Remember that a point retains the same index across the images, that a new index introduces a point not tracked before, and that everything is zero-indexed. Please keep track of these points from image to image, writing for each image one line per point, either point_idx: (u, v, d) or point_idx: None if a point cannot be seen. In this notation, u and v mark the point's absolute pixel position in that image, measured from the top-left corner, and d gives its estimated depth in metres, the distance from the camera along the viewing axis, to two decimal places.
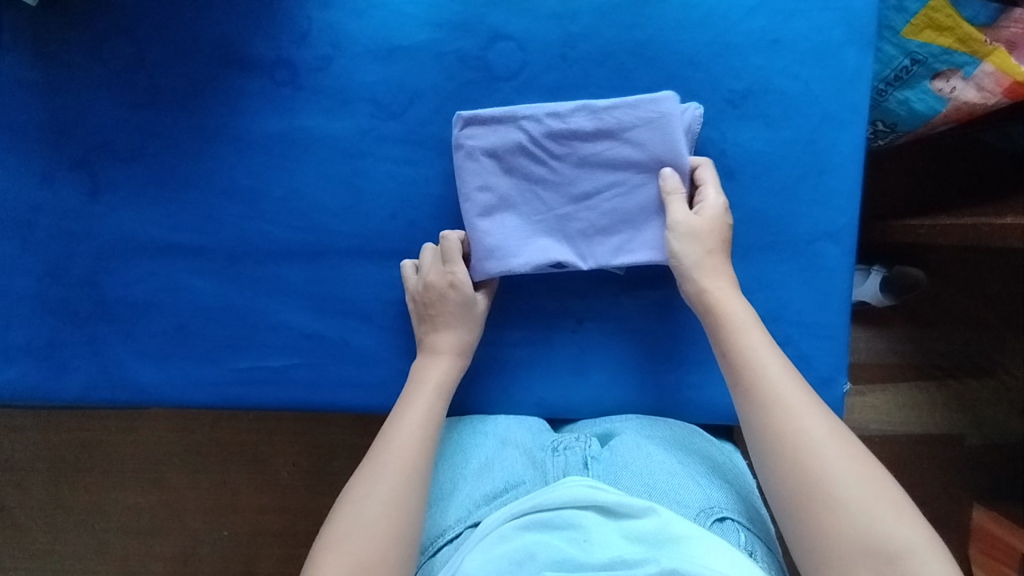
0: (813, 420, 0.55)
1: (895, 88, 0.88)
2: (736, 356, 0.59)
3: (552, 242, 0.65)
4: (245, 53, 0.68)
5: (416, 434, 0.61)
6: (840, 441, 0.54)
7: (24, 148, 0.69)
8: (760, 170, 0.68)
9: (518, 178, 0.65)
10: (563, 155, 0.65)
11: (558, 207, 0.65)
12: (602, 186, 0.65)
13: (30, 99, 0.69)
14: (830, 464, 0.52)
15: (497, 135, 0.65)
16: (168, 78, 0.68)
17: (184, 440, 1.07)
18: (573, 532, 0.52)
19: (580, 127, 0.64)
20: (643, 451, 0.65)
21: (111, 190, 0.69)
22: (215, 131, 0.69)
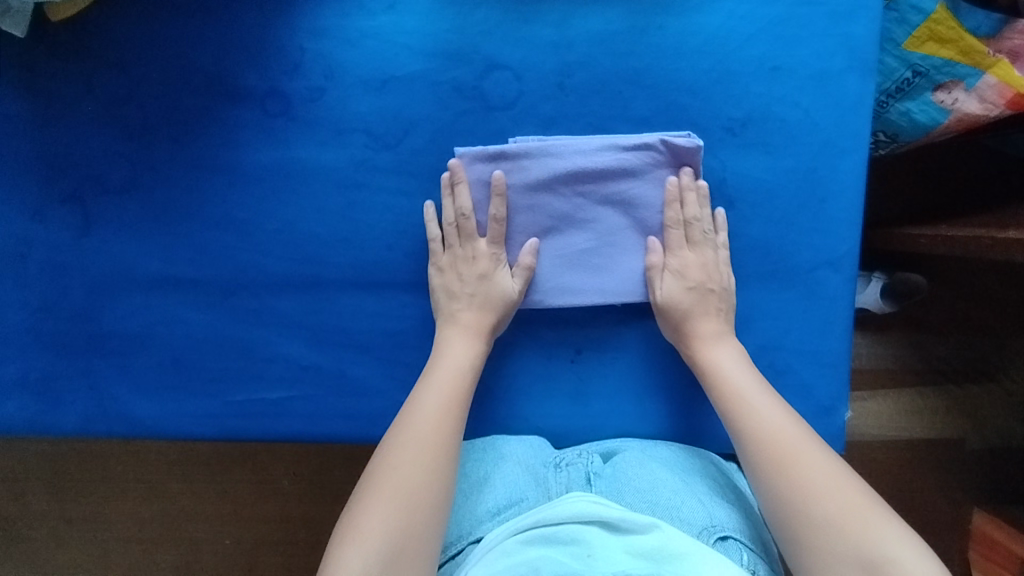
0: (789, 435, 0.57)
1: (896, 99, 0.87)
2: (728, 398, 0.61)
3: (575, 279, 0.67)
4: (237, 84, 0.67)
5: (454, 406, 0.61)
6: (831, 464, 0.55)
7: (14, 181, 0.69)
8: (760, 198, 0.67)
9: (541, 216, 0.66)
10: (586, 194, 0.66)
11: (581, 242, 0.67)
12: (624, 225, 0.67)
13: (18, 131, 0.68)
14: (822, 486, 0.53)
15: (518, 171, 0.65)
16: (159, 110, 0.67)
17: (182, 451, 1.07)
18: (576, 546, 0.52)
19: (604, 165, 0.65)
20: (647, 468, 0.65)
21: (103, 223, 0.69)
22: (207, 163, 0.68)
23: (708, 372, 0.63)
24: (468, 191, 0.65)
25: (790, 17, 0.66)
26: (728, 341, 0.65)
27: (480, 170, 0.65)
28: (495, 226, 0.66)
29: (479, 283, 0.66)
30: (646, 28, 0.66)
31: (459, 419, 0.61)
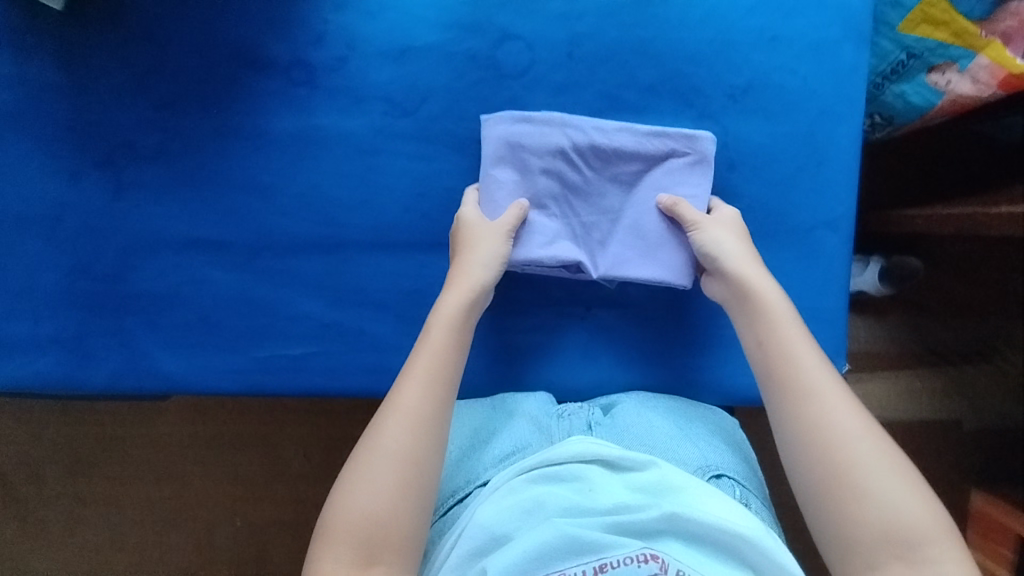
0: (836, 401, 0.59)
1: (892, 81, 0.91)
2: (770, 346, 0.62)
3: (572, 246, 0.68)
4: (263, 55, 0.70)
5: (431, 383, 0.62)
6: (860, 420, 0.58)
7: (49, 147, 0.72)
8: (760, 162, 0.71)
9: (552, 180, 0.68)
10: (598, 168, 0.69)
11: (584, 215, 0.69)
12: (625, 206, 0.69)
13: (54, 99, 0.71)
14: (851, 446, 0.56)
15: (539, 135, 0.68)
16: (189, 78, 0.71)
17: (196, 432, 1.11)
18: (579, 483, 0.59)
19: (620, 145, 0.68)
20: (644, 417, 0.68)
21: (135, 187, 0.72)
22: (234, 130, 0.71)
23: (750, 314, 0.64)
24: (492, 149, 0.68)
25: None
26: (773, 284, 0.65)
27: (505, 129, 0.67)
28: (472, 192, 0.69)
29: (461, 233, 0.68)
30: (651, 0, 0.69)
31: (436, 399, 0.62)
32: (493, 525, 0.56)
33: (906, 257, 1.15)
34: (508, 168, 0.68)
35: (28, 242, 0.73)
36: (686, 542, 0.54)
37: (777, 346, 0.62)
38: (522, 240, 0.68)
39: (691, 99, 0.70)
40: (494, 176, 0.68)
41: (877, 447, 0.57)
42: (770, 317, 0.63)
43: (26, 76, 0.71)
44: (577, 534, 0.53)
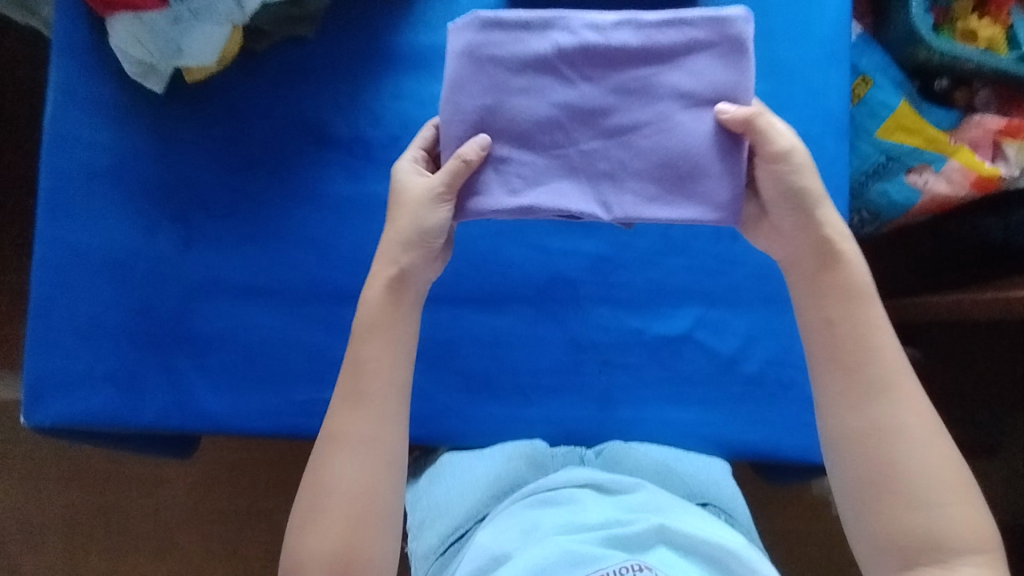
0: (905, 412, 0.58)
1: (876, 178, 1.14)
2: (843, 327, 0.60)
3: (569, 186, 0.63)
4: (328, 133, 0.82)
5: (370, 404, 0.62)
6: (927, 426, 0.58)
7: (133, 203, 0.82)
8: None
9: (542, 99, 0.64)
10: (596, 78, 0.64)
11: (583, 142, 0.64)
12: (644, 122, 0.63)
13: (144, 163, 0.82)
14: (913, 452, 0.57)
15: (518, 43, 0.64)
16: (263, 150, 0.82)
17: (200, 508, 1.18)
18: (572, 504, 0.67)
19: (622, 42, 0.63)
20: (630, 459, 0.76)
21: (204, 240, 0.81)
22: (297, 193, 0.82)
23: (833, 292, 0.61)
24: (467, 58, 0.64)
25: (776, 94, 0.82)
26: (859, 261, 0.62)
27: (485, 34, 0.64)
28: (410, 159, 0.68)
29: (404, 201, 0.65)
30: None
31: (389, 417, 0.62)
32: (494, 546, 0.64)
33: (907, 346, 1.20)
34: (478, 80, 0.64)
35: (99, 285, 0.81)
36: (677, 551, 0.61)
37: (857, 332, 0.60)
38: (487, 188, 0.64)
39: None
40: (463, 88, 0.64)
41: (938, 454, 0.57)
42: (856, 298, 0.61)
43: (123, 143, 0.82)
44: (570, 547, 0.60)
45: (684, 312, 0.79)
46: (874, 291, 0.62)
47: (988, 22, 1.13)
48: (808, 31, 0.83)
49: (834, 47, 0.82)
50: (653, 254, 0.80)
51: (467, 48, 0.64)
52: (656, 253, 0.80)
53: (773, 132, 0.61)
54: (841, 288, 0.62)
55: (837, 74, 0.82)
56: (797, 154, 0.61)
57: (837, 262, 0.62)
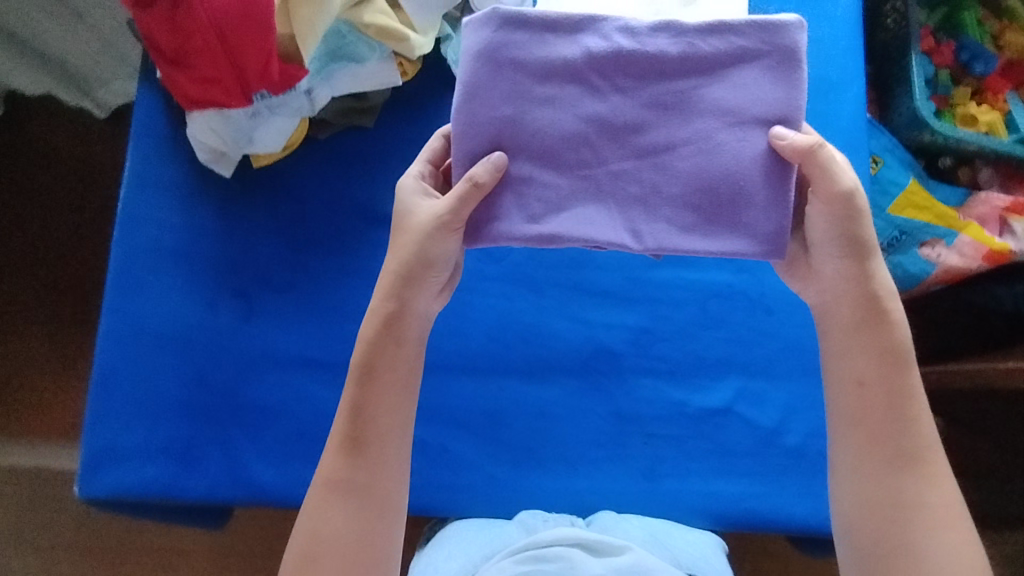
0: (921, 488, 0.60)
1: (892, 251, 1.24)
2: (873, 392, 0.62)
3: (598, 212, 0.64)
4: (383, 214, 0.88)
5: (361, 445, 0.63)
6: (951, 508, 0.59)
7: (197, 279, 0.86)
8: (792, 307, 0.83)
9: (568, 108, 0.64)
10: (628, 89, 0.64)
11: (612, 160, 0.64)
12: (682, 141, 0.63)
13: (210, 241, 0.87)
14: (934, 532, 0.58)
15: (541, 45, 0.63)
16: (322, 230, 0.88)
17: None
18: (562, 562, 0.63)
19: (662, 52, 0.63)
20: (620, 525, 0.76)
21: (263, 314, 0.85)
22: (353, 270, 0.87)
23: (873, 353, 0.62)
24: (487, 58, 0.63)
25: None
26: (902, 324, 0.63)
27: (510, 36, 0.63)
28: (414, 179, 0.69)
29: (411, 222, 0.66)
30: None
31: (382, 454, 0.63)
32: None
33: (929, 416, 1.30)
34: (497, 85, 0.63)
35: (159, 358, 0.84)
36: None
37: (894, 399, 0.61)
38: (505, 214, 0.64)
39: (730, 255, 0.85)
40: (480, 93, 0.63)
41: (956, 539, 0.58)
42: (897, 364, 0.61)
43: (190, 222, 0.88)
44: None
45: (724, 384, 0.82)
46: (914, 355, 0.62)
47: (986, 108, 1.21)
48: (823, 124, 0.91)
49: (849, 137, 0.90)
50: (692, 328, 0.83)
51: (489, 46, 0.63)
52: (695, 327, 0.83)
53: (834, 166, 0.61)
54: (878, 345, 0.62)
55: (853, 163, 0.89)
56: (859, 194, 0.62)
57: (881, 320, 0.62)
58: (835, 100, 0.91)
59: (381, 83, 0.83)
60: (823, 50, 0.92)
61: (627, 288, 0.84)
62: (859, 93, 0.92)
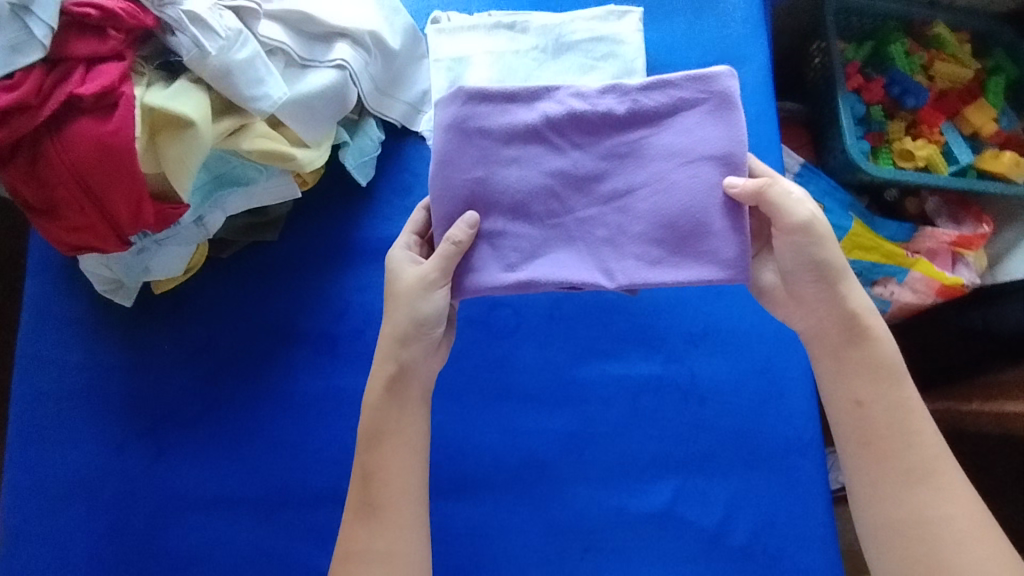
0: (945, 500, 0.59)
1: None
2: (872, 413, 0.62)
3: (573, 256, 0.66)
4: (295, 330, 0.84)
5: (389, 512, 0.64)
6: (973, 517, 0.58)
7: (101, 423, 0.82)
8: (726, 396, 0.80)
9: (535, 168, 0.66)
10: (586, 146, 0.67)
11: (579, 209, 0.67)
12: (639, 185, 0.66)
13: (113, 379, 0.83)
14: (960, 545, 0.57)
15: (502, 114, 0.66)
16: (232, 356, 0.83)
17: None
18: None
19: (610, 110, 0.66)
20: None
21: (173, 453, 0.81)
22: (266, 396, 0.82)
23: (864, 373, 0.62)
24: (453, 130, 0.66)
25: None
26: (886, 337, 0.63)
27: (472, 108, 0.66)
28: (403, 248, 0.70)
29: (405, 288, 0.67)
30: None
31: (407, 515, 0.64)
32: None
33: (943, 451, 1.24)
34: (463, 153, 0.66)
35: (69, 511, 0.81)
36: None
37: (895, 417, 0.61)
38: (482, 265, 0.66)
39: (658, 345, 0.81)
40: (449, 162, 0.65)
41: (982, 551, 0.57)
42: (888, 379, 0.62)
43: (92, 360, 0.84)
44: None
45: (663, 484, 0.78)
46: (905, 368, 0.62)
47: (922, 143, 1.18)
48: None
49: None
50: (624, 427, 0.80)
51: (456, 118, 0.66)
52: (627, 425, 0.80)
53: (787, 201, 0.62)
54: (870, 364, 0.63)
55: None
56: (817, 222, 0.62)
57: (866, 338, 0.63)
58: None
59: (277, 196, 0.80)
60: None
61: (555, 390, 0.81)
62: (776, 161, 0.88)
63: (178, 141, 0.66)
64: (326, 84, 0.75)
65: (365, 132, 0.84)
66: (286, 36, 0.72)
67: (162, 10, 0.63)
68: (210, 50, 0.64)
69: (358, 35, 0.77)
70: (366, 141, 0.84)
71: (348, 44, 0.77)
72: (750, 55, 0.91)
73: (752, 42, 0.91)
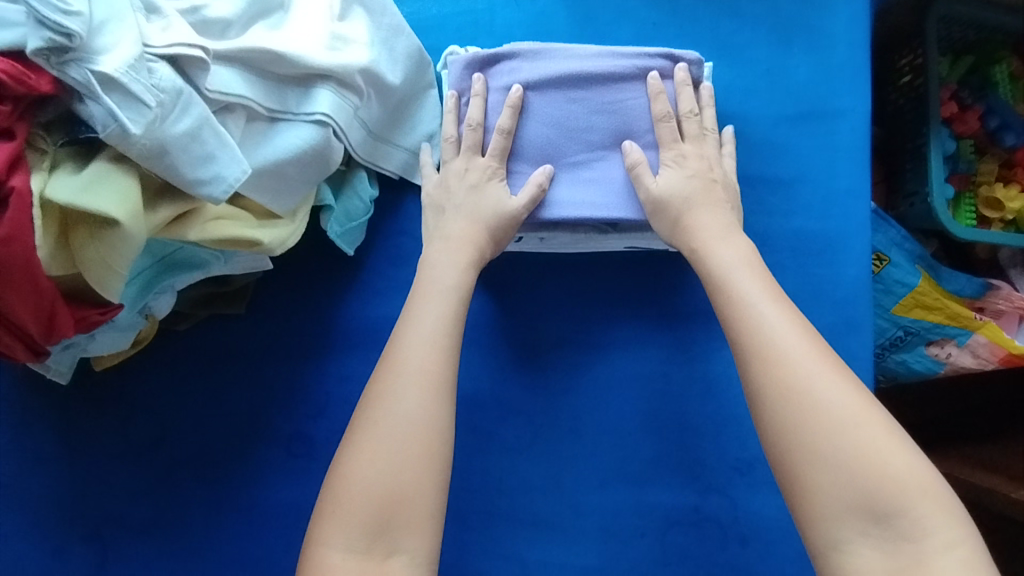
0: (803, 355, 0.50)
1: (892, 352, 1.09)
2: (730, 304, 0.55)
3: (562, 193, 0.63)
4: (266, 425, 0.70)
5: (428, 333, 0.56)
6: (828, 369, 0.49)
7: (37, 522, 0.70)
8: (774, 537, 0.68)
9: (532, 120, 0.64)
10: (582, 99, 0.63)
11: (572, 154, 0.64)
12: (616, 140, 0.64)
13: (47, 471, 0.70)
14: (820, 396, 0.48)
15: (506, 69, 0.64)
16: (188, 451, 0.70)
17: None
18: None
19: (602, 69, 0.63)
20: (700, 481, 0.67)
21: (120, 562, 0.70)
22: (231, 503, 0.70)
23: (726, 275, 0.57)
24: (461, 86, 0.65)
25: None
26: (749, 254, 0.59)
27: (469, 66, 0.65)
28: (473, 133, 0.64)
29: (469, 194, 0.63)
30: (655, 375, 0.70)
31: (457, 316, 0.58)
32: None
33: (999, 527, 1.11)
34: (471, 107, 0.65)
35: None
36: None
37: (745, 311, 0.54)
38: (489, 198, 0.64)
39: (697, 471, 0.69)
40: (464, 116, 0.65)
41: (848, 385, 0.48)
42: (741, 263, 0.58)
43: (22, 447, 0.70)
44: None
45: None
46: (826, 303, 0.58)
47: (1015, 192, 1.01)
48: (822, 290, 0.71)
49: (854, 312, 0.70)
50: (649, 563, 0.68)
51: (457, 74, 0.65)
52: (650, 564, 0.68)
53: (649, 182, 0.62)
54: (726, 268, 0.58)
55: (861, 345, 0.70)
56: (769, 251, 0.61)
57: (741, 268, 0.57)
58: (835, 262, 0.71)
59: (245, 268, 0.63)
60: (817, 193, 0.72)
61: (572, 513, 0.69)
62: (865, 250, 0.71)
63: (98, 243, 0.49)
64: (301, 145, 0.57)
65: (354, 190, 0.67)
66: (245, 85, 0.54)
67: (64, 70, 0.45)
68: (134, 126, 0.46)
69: (346, 76, 0.58)
70: (355, 202, 0.66)
71: (331, 90, 0.57)
72: (847, 110, 0.72)
73: (849, 91, 0.72)
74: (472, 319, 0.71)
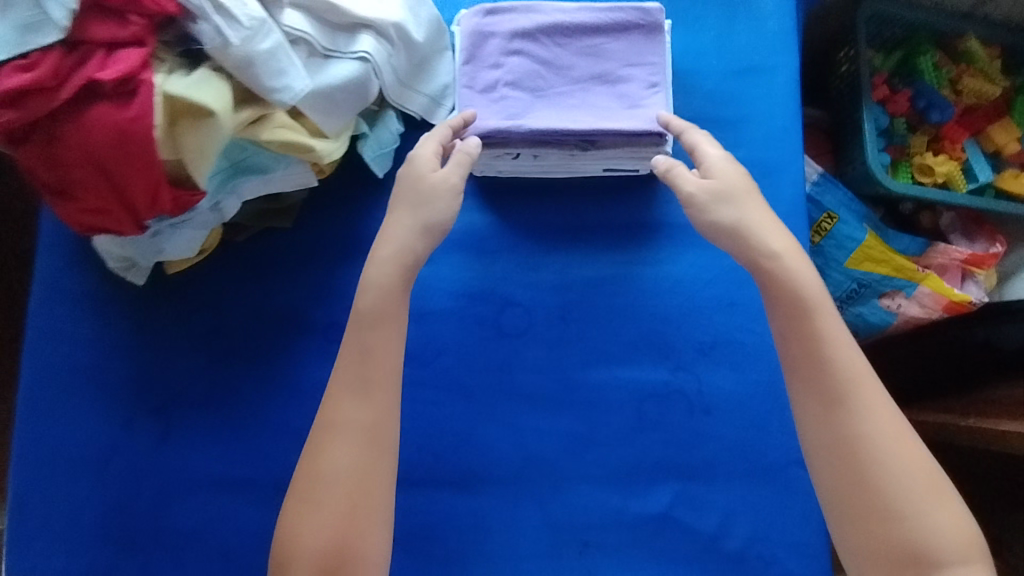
0: (876, 419, 0.63)
1: (848, 305, 1.22)
2: (801, 340, 0.67)
3: (550, 112, 0.80)
4: (307, 318, 0.84)
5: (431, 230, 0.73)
6: (893, 434, 0.63)
7: (112, 400, 0.83)
8: (732, 405, 0.81)
9: (527, 59, 0.82)
10: (566, 44, 0.82)
11: (559, 85, 0.81)
12: (594, 74, 0.82)
13: (123, 357, 0.84)
14: (885, 461, 0.62)
15: (508, 20, 0.82)
16: (241, 340, 0.84)
17: None
18: None
19: (582, 22, 0.82)
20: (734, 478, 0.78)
21: (182, 432, 0.83)
22: (276, 382, 0.83)
23: (797, 323, 0.67)
24: (470, 32, 0.82)
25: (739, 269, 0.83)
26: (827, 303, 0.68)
27: (478, 19, 0.83)
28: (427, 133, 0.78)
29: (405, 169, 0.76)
30: (630, 274, 0.85)
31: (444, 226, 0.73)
32: None
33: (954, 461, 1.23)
34: (479, 50, 0.83)
35: (76, 481, 0.82)
36: None
37: (809, 345, 0.66)
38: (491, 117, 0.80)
39: (666, 352, 0.83)
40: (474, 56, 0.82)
41: (905, 445, 0.63)
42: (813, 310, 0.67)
43: (103, 337, 0.84)
44: None
45: (662, 489, 0.80)
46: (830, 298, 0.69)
47: (943, 159, 1.18)
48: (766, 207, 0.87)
49: (792, 223, 0.86)
50: (628, 431, 0.81)
51: (469, 23, 0.83)
52: (629, 432, 0.81)
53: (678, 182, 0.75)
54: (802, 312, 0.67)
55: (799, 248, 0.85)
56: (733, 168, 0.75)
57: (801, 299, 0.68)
58: (775, 183, 0.87)
59: (295, 183, 0.80)
60: (759, 129, 0.88)
61: (563, 390, 0.83)
62: (798, 174, 0.88)
63: (197, 131, 0.65)
64: (347, 76, 0.74)
65: (385, 124, 0.84)
66: (308, 24, 0.72)
67: None
68: (234, 40, 0.64)
69: (383, 27, 0.76)
70: (385, 132, 0.84)
71: (372, 36, 0.75)
72: (780, 64, 0.90)
73: (781, 50, 0.90)
74: (478, 230, 0.86)
